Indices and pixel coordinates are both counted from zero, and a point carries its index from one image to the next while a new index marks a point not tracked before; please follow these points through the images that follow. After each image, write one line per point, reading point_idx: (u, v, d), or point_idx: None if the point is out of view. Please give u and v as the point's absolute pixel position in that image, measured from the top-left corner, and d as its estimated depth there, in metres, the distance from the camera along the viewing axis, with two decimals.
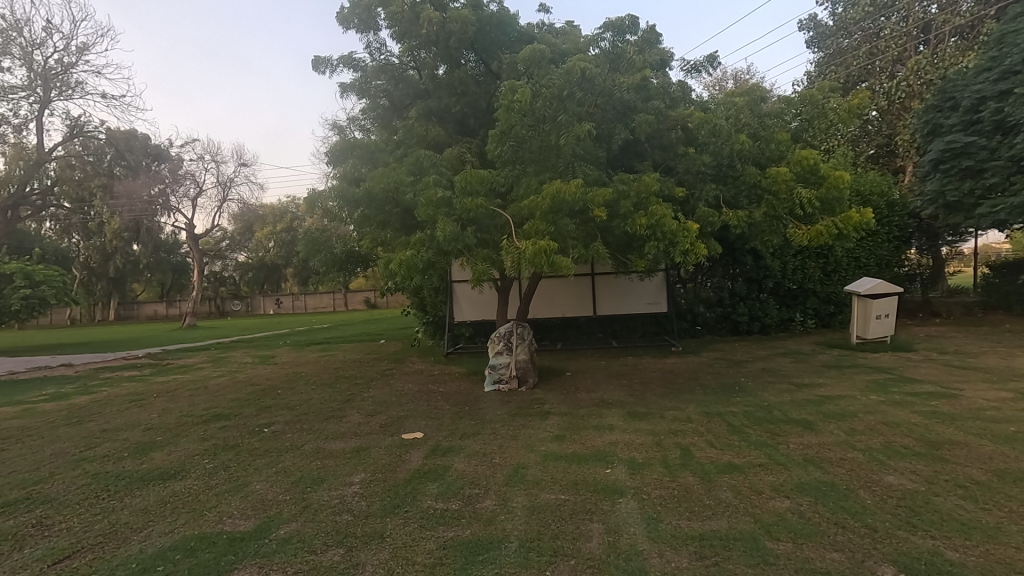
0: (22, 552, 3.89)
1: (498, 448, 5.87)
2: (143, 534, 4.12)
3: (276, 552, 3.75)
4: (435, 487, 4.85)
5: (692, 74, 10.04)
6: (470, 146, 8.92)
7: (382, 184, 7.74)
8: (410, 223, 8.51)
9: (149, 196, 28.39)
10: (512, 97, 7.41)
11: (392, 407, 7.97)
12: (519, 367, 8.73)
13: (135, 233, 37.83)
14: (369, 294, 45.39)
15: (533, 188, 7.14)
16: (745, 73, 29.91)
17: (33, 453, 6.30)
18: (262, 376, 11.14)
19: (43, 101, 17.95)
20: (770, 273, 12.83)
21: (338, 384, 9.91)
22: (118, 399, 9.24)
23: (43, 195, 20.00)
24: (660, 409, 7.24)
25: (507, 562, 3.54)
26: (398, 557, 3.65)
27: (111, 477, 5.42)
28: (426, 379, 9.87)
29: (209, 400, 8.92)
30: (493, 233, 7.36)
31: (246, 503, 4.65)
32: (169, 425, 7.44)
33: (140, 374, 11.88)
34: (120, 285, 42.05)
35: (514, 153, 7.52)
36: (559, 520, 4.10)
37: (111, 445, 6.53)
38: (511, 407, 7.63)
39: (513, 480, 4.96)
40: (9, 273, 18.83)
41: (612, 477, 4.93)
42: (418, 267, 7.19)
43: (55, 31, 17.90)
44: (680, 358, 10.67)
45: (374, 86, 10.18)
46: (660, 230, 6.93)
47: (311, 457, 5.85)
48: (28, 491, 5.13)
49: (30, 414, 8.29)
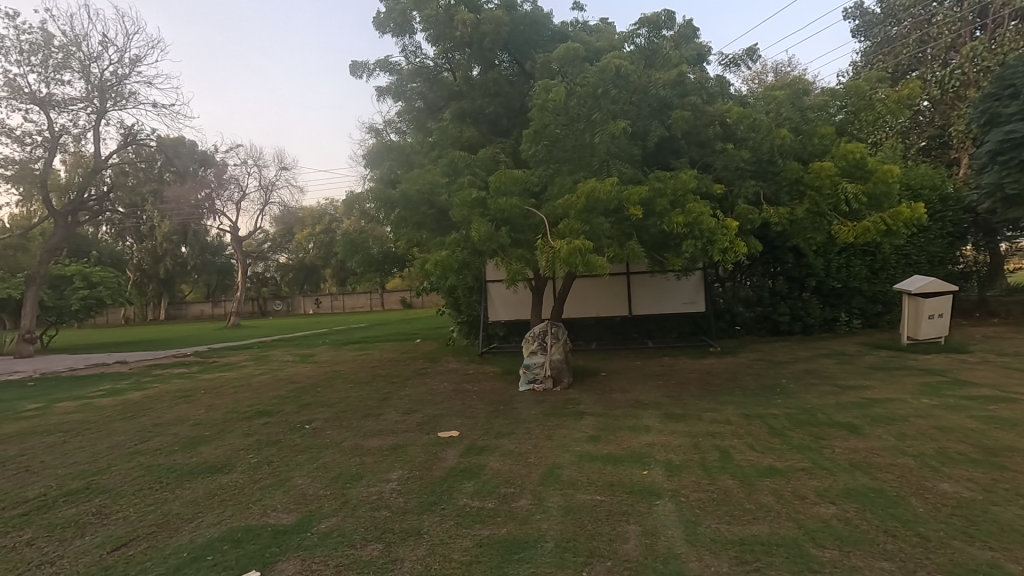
0: (83, 539, 4.11)
1: (532, 448, 5.88)
2: (193, 524, 4.29)
3: (318, 545, 3.85)
4: (470, 485, 4.89)
5: (731, 68, 9.82)
6: (504, 146, 8.95)
7: (417, 185, 7.81)
8: (445, 224, 8.53)
9: (196, 200, 29.54)
10: (546, 97, 7.39)
11: (428, 405, 8.08)
12: (554, 367, 8.72)
13: (182, 236, 40.40)
14: (405, 294, 46.22)
15: (568, 187, 7.10)
16: (787, 65, 29.04)
17: (92, 446, 6.66)
18: (302, 374, 11.45)
19: (99, 111, 18.78)
20: (812, 271, 12.44)
21: (374, 382, 10.11)
22: (168, 395, 9.66)
23: (100, 201, 20.32)
24: (698, 410, 7.10)
25: (544, 561, 3.54)
26: (435, 554, 3.69)
27: (163, 469, 5.67)
28: (460, 378, 9.97)
29: (252, 397, 9.23)
30: (527, 233, 7.32)
31: (289, 497, 4.79)
32: (216, 420, 7.73)
33: (188, 372, 12.38)
34: (169, 286, 43.91)
35: (548, 152, 7.55)
36: (594, 521, 4.08)
37: (161, 439, 6.84)
38: (545, 406, 7.62)
39: (547, 480, 4.95)
40: (69, 275, 19.94)
41: (649, 479, 4.88)
42: (452, 267, 7.20)
43: (109, 44, 18.57)
44: (718, 359, 10.45)
45: (410, 89, 10.37)
46: (698, 228, 6.82)
47: (350, 453, 5.99)
48: (88, 481, 5.42)
49: (88, 409, 8.75)
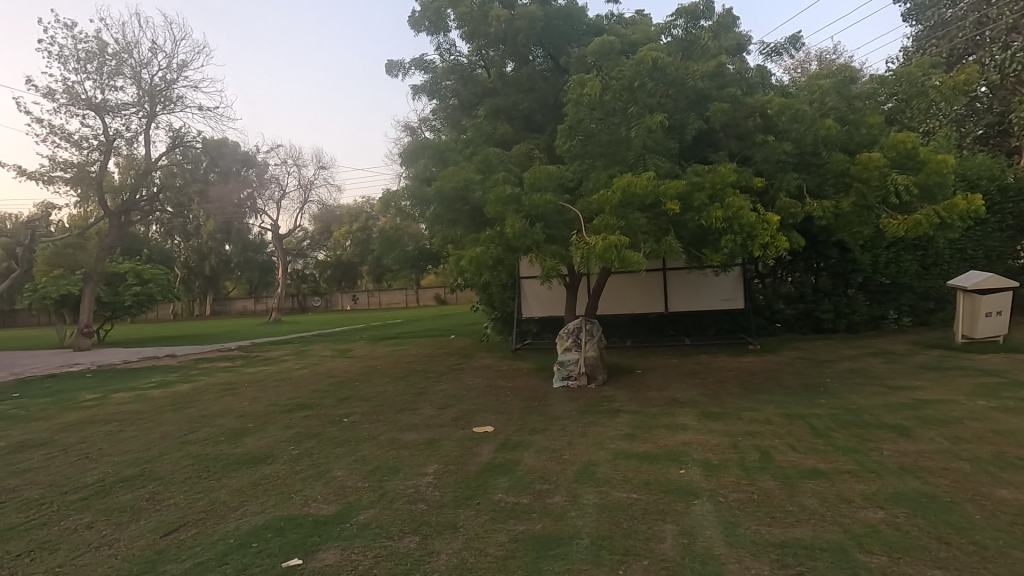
0: (138, 523, 4.32)
1: (567, 445, 5.86)
2: (239, 512, 4.46)
3: (357, 536, 3.94)
4: (505, 481, 4.91)
5: (773, 57, 9.53)
6: (538, 142, 8.91)
7: (452, 182, 7.85)
8: (479, 220, 8.49)
9: (239, 199, 30.59)
10: (581, 91, 7.37)
11: (462, 401, 8.15)
12: (588, 364, 8.66)
13: (225, 234, 43.08)
14: (439, 291, 46.76)
15: (603, 182, 7.04)
16: (832, 53, 27.99)
17: (145, 435, 6.98)
18: (340, 369, 11.71)
19: (150, 115, 19.58)
20: (858, 267, 12.03)
21: (410, 377, 10.26)
22: (215, 388, 10.04)
23: (151, 202, 21.15)
24: (737, 410, 6.94)
25: (579, 558, 3.53)
26: (471, 548, 3.72)
27: (210, 459, 5.90)
28: (495, 374, 10.02)
29: (292, 390, 9.51)
30: (562, 230, 7.26)
31: (328, 488, 4.92)
32: (259, 412, 7.99)
33: (233, 365, 12.83)
34: (215, 283, 45.54)
35: (583, 147, 7.52)
36: (630, 520, 4.04)
37: (208, 430, 7.11)
38: (579, 404, 7.58)
39: (582, 477, 4.93)
40: (123, 273, 20.92)
41: (686, 478, 4.80)
42: (486, 263, 7.21)
43: (158, 51, 19.33)
44: (758, 357, 10.18)
45: (444, 87, 10.44)
46: (738, 223, 6.66)
47: (387, 446, 6.10)
48: (142, 468, 5.69)
49: (141, 400, 9.18)
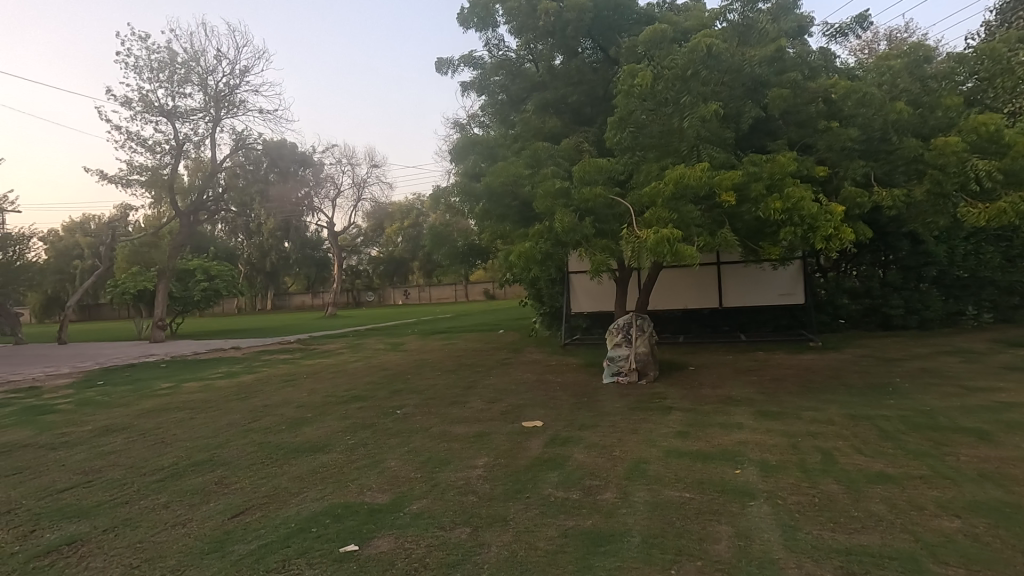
0: (209, 505, 4.59)
1: (617, 441, 5.80)
2: (299, 498, 4.66)
3: (410, 525, 4.04)
4: (554, 476, 4.91)
5: (837, 38, 9.03)
6: (587, 135, 8.80)
7: (500, 178, 7.86)
8: (528, 215, 8.45)
9: (297, 198, 31.85)
10: (631, 82, 7.21)
11: (511, 395, 8.20)
12: (639, 360, 8.53)
13: (285, 231, 45.13)
14: (488, 286, 47.20)
15: (655, 174, 6.89)
16: (904, 31, 26.22)
17: (213, 422, 7.41)
18: (392, 362, 12.02)
19: (216, 119, 20.61)
20: (932, 260, 11.31)
21: (460, 370, 10.41)
22: (276, 379, 10.54)
23: (217, 202, 22.25)
24: (796, 409, 6.66)
25: (630, 556, 3.49)
26: (521, 541, 3.75)
27: (272, 446, 6.18)
28: (544, 369, 10.02)
29: (348, 382, 9.84)
30: (612, 224, 7.14)
31: (383, 478, 5.06)
32: (317, 403, 8.33)
33: (292, 358, 13.41)
34: (275, 279, 47.66)
35: (634, 139, 7.33)
36: (683, 519, 3.95)
37: (270, 418, 7.46)
38: (629, 400, 7.48)
39: (633, 474, 4.87)
40: (192, 269, 22.21)
41: (742, 479, 4.65)
42: (535, 258, 7.19)
43: (222, 58, 20.32)
44: (820, 355, 9.73)
45: (493, 82, 10.49)
46: (798, 214, 6.40)
47: (439, 438, 6.22)
48: (211, 453, 6.04)
49: (210, 389, 9.75)
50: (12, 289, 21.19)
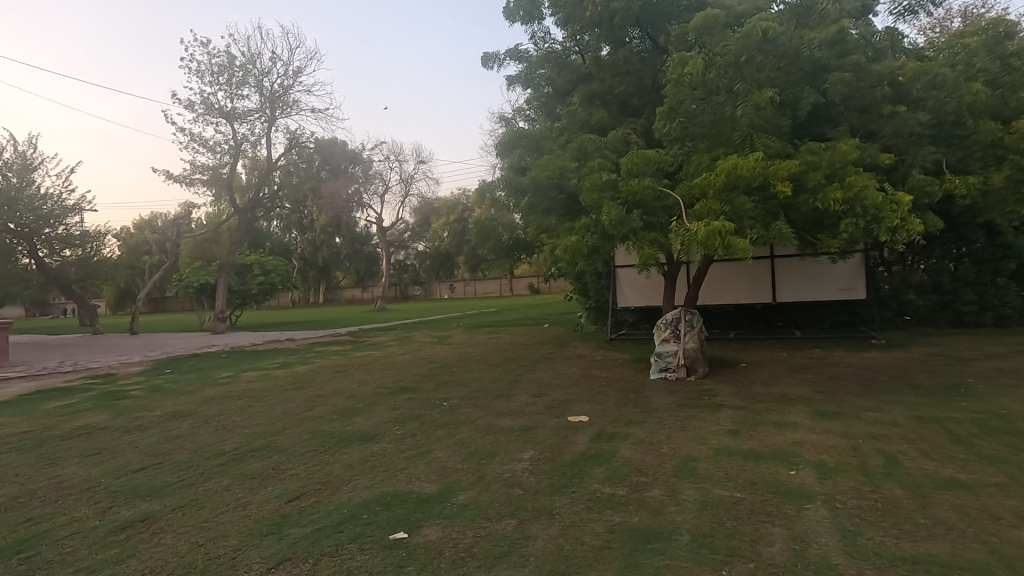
0: (268, 489, 4.81)
1: (665, 438, 5.70)
2: (351, 485, 4.82)
3: (457, 515, 4.11)
4: (600, 471, 4.87)
5: (906, 17, 8.51)
6: (636, 127, 8.64)
7: (547, 171, 7.82)
8: (575, 209, 8.35)
9: (348, 194, 32.75)
10: (682, 71, 7.04)
11: (557, 389, 8.19)
12: (688, 356, 8.34)
13: (336, 227, 46.52)
14: (533, 280, 47.26)
15: (706, 165, 6.68)
16: (980, 6, 24.40)
17: (271, 410, 7.75)
18: (439, 354, 12.23)
19: (271, 120, 21.41)
20: (1010, 252, 10.59)
21: (505, 364, 10.48)
22: (328, 369, 10.91)
23: (272, 199, 23.10)
24: (856, 409, 6.35)
25: (678, 554, 3.42)
26: (567, 535, 3.74)
27: (324, 435, 6.41)
28: (589, 364, 9.95)
29: (396, 374, 10.08)
30: (660, 216, 6.98)
31: (431, 468, 5.16)
32: (367, 393, 8.58)
33: (344, 349, 13.85)
34: (327, 274, 49.23)
35: (684, 129, 7.12)
36: (734, 520, 3.85)
37: (323, 408, 7.74)
38: (677, 397, 7.33)
39: (681, 472, 4.77)
40: (250, 264, 23.24)
41: (797, 480, 4.48)
42: (582, 252, 7.11)
43: (277, 60, 21.09)
44: (883, 353, 9.23)
45: (538, 75, 10.43)
46: (860, 204, 6.12)
47: (484, 431, 6.29)
48: (269, 440, 6.33)
49: (267, 378, 10.21)
50: (90, 283, 22.78)
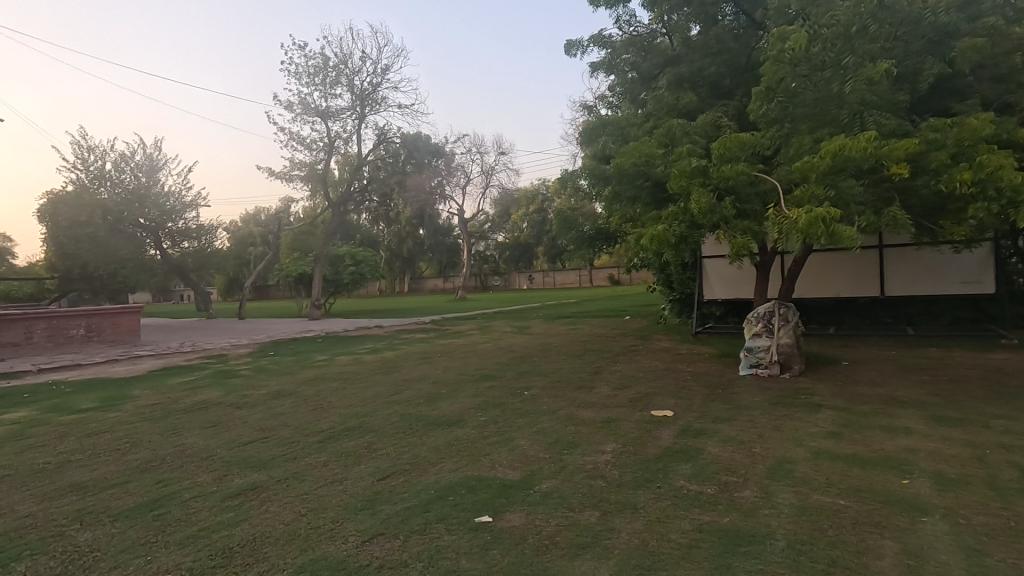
0: (361, 466, 5.09)
1: (757, 437, 5.42)
2: (437, 468, 4.99)
3: (540, 503, 4.14)
4: (687, 468, 4.71)
5: None
6: (728, 109, 8.23)
7: (632, 158, 7.58)
8: (661, 196, 8.01)
9: (431, 187, 33.75)
10: (783, 46, 6.58)
11: (639, 382, 8.01)
12: (782, 352, 7.86)
13: (420, 219, 48.16)
14: (613, 271, 46.55)
15: (808, 147, 6.23)
16: None
17: (363, 392, 8.20)
18: (519, 344, 12.34)
19: (361, 117, 22.43)
20: None
21: (586, 355, 10.41)
22: (414, 356, 11.35)
23: (362, 193, 24.21)
24: (982, 416, 5.69)
25: (774, 560, 3.24)
26: (652, 530, 3.66)
27: (412, 418, 6.67)
28: (673, 357, 9.64)
29: (478, 362, 10.30)
30: (754, 203, 6.62)
31: (513, 455, 5.23)
32: (450, 380, 8.85)
33: (428, 337, 14.35)
34: (411, 265, 51.14)
35: (784, 110, 6.63)
36: (837, 528, 3.58)
37: (410, 392, 8.06)
38: (770, 395, 6.93)
39: (775, 474, 4.51)
40: (342, 255, 24.65)
41: (911, 490, 4.09)
42: (669, 242, 6.75)
43: (367, 59, 22.02)
44: (1015, 353, 8.22)
45: (623, 60, 10.15)
46: (993, 185, 5.45)
47: (566, 421, 6.27)
48: (361, 420, 6.69)
49: (358, 363, 10.79)
50: (205, 272, 25.11)
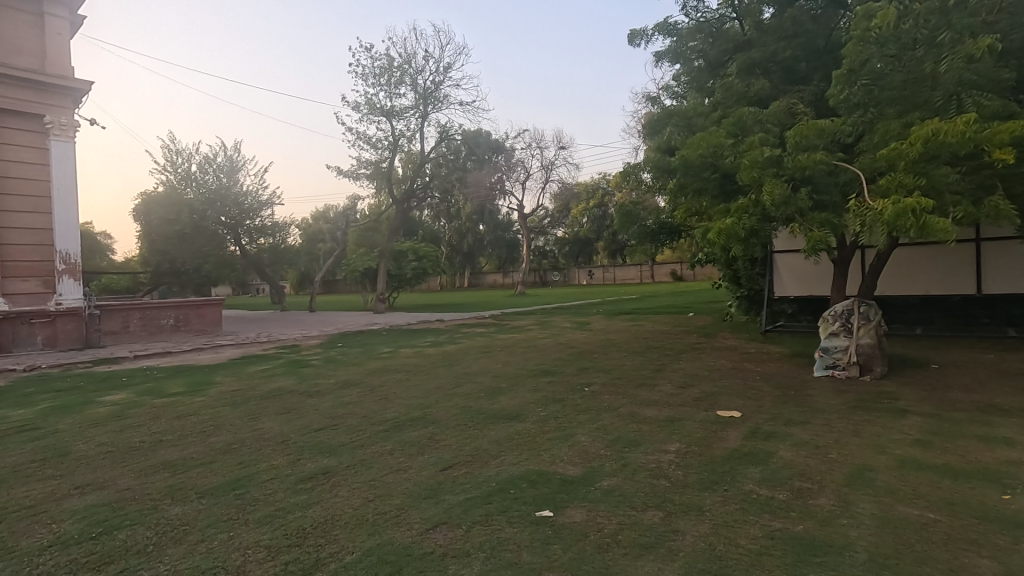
0: (425, 456, 5.22)
1: (834, 442, 5.12)
2: (499, 461, 5.03)
3: (601, 500, 4.09)
4: (757, 472, 4.52)
5: None
6: (804, 95, 7.82)
7: (699, 150, 7.32)
8: (730, 188, 7.69)
9: (492, 182, 34.08)
10: (868, 24, 6.12)
11: (704, 381, 7.76)
12: (863, 353, 7.39)
13: (480, 215, 48.73)
14: (675, 266, 45.42)
15: (895, 133, 5.77)
16: None
17: (425, 384, 8.41)
18: (580, 340, 12.26)
19: (424, 115, 22.93)
20: None
21: (648, 352, 10.19)
22: (474, 350, 11.51)
23: (424, 190, 24.69)
24: None
25: (853, 572, 3.05)
26: (719, 535, 3.53)
27: (472, 411, 6.77)
28: (741, 356, 9.27)
29: (538, 357, 10.31)
30: (833, 193, 6.26)
31: (574, 451, 5.20)
32: (511, 374, 8.91)
33: (488, 331, 14.52)
34: (471, 260, 51.91)
35: (869, 94, 6.19)
36: (925, 543, 3.33)
37: (471, 385, 8.19)
38: (848, 398, 6.53)
39: (855, 482, 4.24)
40: (405, 251, 25.16)
41: (1013, 507, 3.73)
42: (739, 236, 6.43)
43: (429, 59, 22.46)
44: None
45: (688, 48, 9.64)
46: None
47: (627, 419, 6.17)
48: (424, 412, 6.85)
49: (421, 355, 11.06)
50: (279, 267, 26.51)
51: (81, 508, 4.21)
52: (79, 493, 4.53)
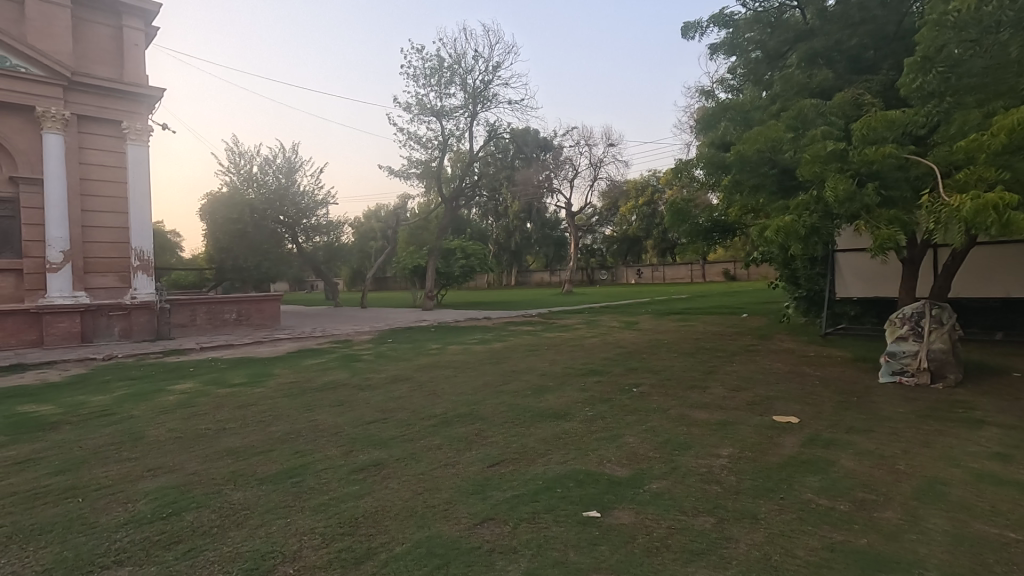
0: (472, 452, 5.28)
1: (902, 452, 4.83)
2: (545, 459, 5.02)
3: (650, 503, 4.01)
4: (816, 480, 4.32)
5: None
6: (871, 84, 7.42)
7: (756, 144, 7.06)
8: (789, 184, 7.39)
9: (540, 181, 34.05)
10: (945, 9, 5.87)
11: (759, 385, 7.48)
12: (935, 359, 6.94)
13: (528, 213, 48.79)
14: (728, 266, 44.08)
15: (975, 122, 5.42)
16: None
17: (473, 381, 8.49)
18: (628, 340, 12.08)
19: (473, 114, 23.13)
20: None
21: (699, 353, 9.92)
22: (521, 348, 11.54)
23: (473, 188, 24.87)
24: None
25: None
26: (774, 544, 3.40)
27: (519, 408, 6.78)
28: (799, 359, 8.89)
29: (585, 356, 10.22)
30: (903, 188, 5.92)
31: (622, 452, 5.12)
32: (558, 373, 8.88)
33: (535, 330, 14.52)
34: (518, 258, 52.06)
35: (946, 83, 5.93)
36: (1006, 565, 3.09)
37: (518, 383, 8.22)
38: (917, 406, 6.14)
39: (925, 496, 3.99)
40: (453, 249, 25.59)
41: None
42: (799, 233, 6.16)
43: (478, 58, 22.62)
44: None
45: (746, 39, 9.39)
46: None
47: (677, 421, 6.03)
48: (471, 408, 6.92)
49: (468, 352, 11.18)
50: (333, 264, 27.40)
51: (152, 490, 4.49)
52: (151, 475, 4.84)
